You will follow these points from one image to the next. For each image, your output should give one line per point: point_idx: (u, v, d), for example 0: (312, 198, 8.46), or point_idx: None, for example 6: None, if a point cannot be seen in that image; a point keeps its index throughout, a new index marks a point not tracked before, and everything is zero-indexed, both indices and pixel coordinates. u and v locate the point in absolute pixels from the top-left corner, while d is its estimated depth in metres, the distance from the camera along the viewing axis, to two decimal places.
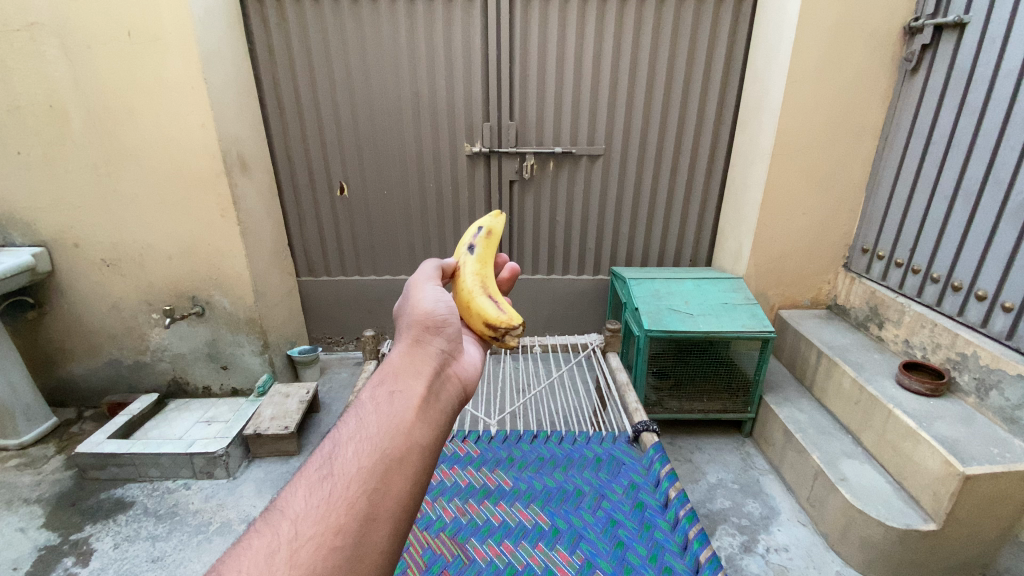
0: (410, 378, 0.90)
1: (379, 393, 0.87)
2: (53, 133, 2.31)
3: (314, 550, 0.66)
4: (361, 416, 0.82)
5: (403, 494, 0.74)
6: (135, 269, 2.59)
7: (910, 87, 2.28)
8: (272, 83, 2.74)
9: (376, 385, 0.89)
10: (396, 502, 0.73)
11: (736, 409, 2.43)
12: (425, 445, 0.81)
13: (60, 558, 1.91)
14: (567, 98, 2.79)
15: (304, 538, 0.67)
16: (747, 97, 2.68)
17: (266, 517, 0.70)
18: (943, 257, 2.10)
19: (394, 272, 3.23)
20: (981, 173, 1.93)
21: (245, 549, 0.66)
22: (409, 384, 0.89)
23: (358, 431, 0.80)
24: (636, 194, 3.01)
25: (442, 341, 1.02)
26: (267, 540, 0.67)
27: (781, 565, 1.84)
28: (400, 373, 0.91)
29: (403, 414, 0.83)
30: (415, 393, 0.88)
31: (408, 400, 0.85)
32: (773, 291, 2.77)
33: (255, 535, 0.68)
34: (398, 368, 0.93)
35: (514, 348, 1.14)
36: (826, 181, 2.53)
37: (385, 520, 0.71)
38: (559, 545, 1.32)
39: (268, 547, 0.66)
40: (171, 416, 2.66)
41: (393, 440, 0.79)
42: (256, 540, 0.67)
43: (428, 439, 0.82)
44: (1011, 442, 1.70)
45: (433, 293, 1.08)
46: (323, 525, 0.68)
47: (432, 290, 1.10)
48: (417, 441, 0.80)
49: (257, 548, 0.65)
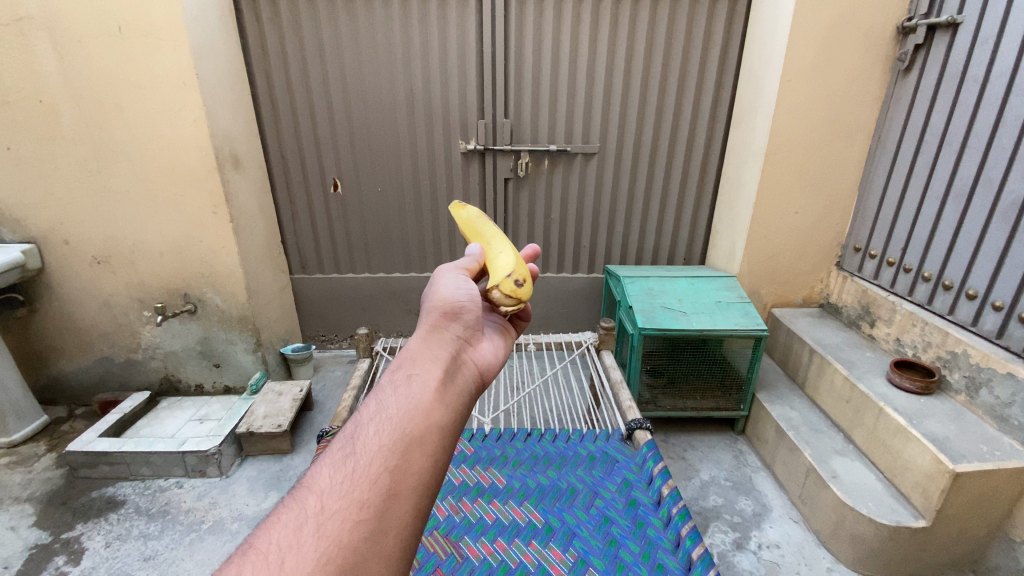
0: (428, 362, 0.86)
1: (398, 375, 0.83)
2: (42, 128, 2.29)
3: (339, 524, 0.64)
4: (381, 398, 0.79)
5: (424, 472, 0.71)
6: (126, 266, 2.57)
7: (902, 87, 2.29)
8: (265, 79, 2.72)
9: (395, 369, 0.85)
10: (418, 479, 0.70)
11: (729, 407, 2.45)
12: (445, 425, 0.77)
13: (51, 558, 1.89)
14: (561, 95, 2.78)
15: (330, 512, 0.65)
16: (741, 95, 2.68)
17: (294, 494, 0.69)
18: (934, 255, 2.11)
19: (389, 270, 3.22)
20: (973, 173, 1.94)
21: (275, 524, 0.65)
22: (427, 366, 0.85)
23: (379, 411, 0.77)
24: (631, 193, 3.01)
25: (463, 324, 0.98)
26: (295, 514, 0.66)
27: (773, 562, 1.85)
28: (420, 356, 0.88)
29: (422, 394, 0.79)
30: (433, 375, 0.84)
31: (428, 380, 0.82)
32: (766, 290, 2.78)
33: (284, 510, 0.67)
34: (417, 350, 0.89)
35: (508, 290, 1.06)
36: (819, 179, 2.54)
37: (408, 494, 0.68)
38: (552, 543, 1.32)
39: (296, 521, 0.65)
40: (163, 414, 2.65)
41: (413, 418, 0.75)
42: (285, 515, 0.66)
43: (449, 419, 0.79)
44: (1001, 439, 1.71)
45: (452, 280, 1.03)
46: (346, 500, 0.66)
47: (453, 277, 1.06)
48: (437, 421, 0.77)
49: (284, 523, 0.65)
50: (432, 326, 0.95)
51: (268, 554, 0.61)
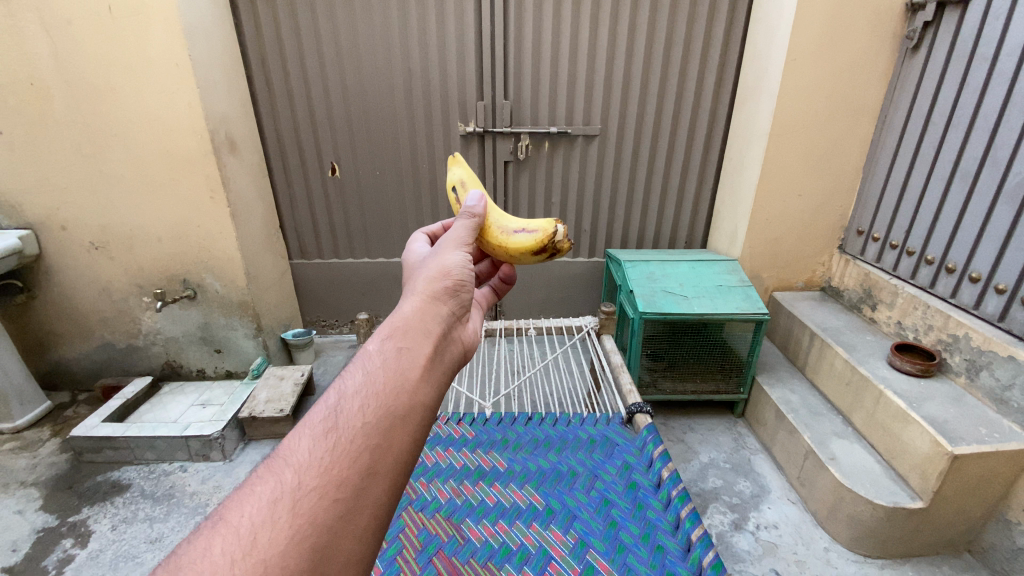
0: (420, 336, 0.83)
1: (387, 346, 0.80)
2: (35, 113, 2.26)
3: (315, 502, 0.62)
4: (367, 368, 0.76)
5: (403, 453, 0.71)
6: (125, 252, 2.56)
7: (910, 66, 2.24)
8: (260, 60, 2.67)
9: (384, 338, 0.82)
10: (397, 459, 0.70)
11: (729, 390, 2.46)
12: (428, 405, 0.77)
13: (58, 540, 1.92)
14: (562, 76, 2.73)
15: (306, 488, 0.63)
16: (745, 76, 2.63)
17: (269, 464, 0.66)
18: (939, 238, 2.10)
19: (388, 255, 3.21)
20: (979, 154, 1.91)
21: (248, 496, 0.63)
22: (418, 340, 0.82)
23: (364, 384, 0.74)
24: (632, 175, 2.97)
25: (460, 298, 0.95)
26: (269, 487, 0.63)
27: (771, 543, 1.87)
28: (412, 326, 0.84)
29: (410, 371, 0.77)
30: (422, 352, 0.81)
31: (417, 357, 0.79)
32: (768, 273, 2.77)
33: (258, 481, 0.64)
34: (411, 318, 0.85)
35: (569, 247, 1.22)
36: (823, 161, 2.51)
37: (385, 474, 0.68)
38: (552, 525, 1.32)
39: (270, 495, 0.62)
40: (167, 399, 2.67)
41: (398, 395, 0.74)
42: (259, 486, 0.64)
43: (432, 399, 0.78)
44: (1000, 422, 1.72)
45: (454, 256, 0.99)
46: (325, 477, 0.64)
47: (453, 248, 1.02)
48: (421, 401, 0.76)
49: (257, 495, 0.62)
50: (430, 294, 0.91)
51: (240, 528, 0.59)
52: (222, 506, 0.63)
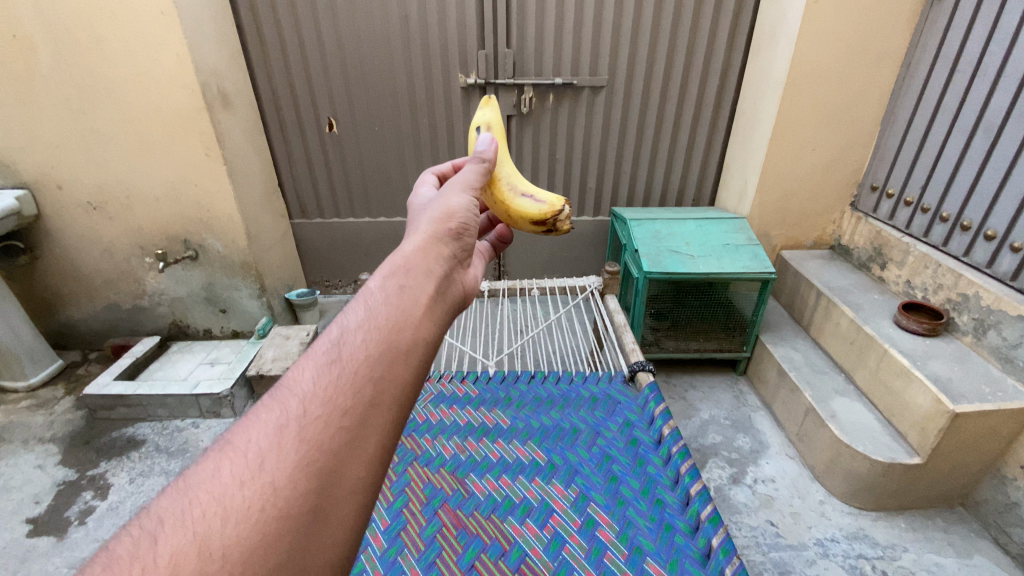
0: (423, 275, 0.80)
1: (390, 281, 0.76)
2: (19, 67, 2.17)
3: (321, 428, 0.59)
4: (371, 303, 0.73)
5: (409, 384, 0.68)
6: (124, 212, 2.53)
7: (939, 8, 2.10)
8: (249, 8, 2.54)
9: (387, 275, 0.78)
10: (403, 389, 0.67)
11: (732, 348, 2.46)
12: (433, 338, 0.73)
13: (79, 493, 2.00)
14: (568, 23, 2.58)
15: (312, 416, 0.60)
16: (763, 21, 2.48)
17: (273, 395, 0.63)
18: (956, 194, 2.03)
19: (389, 214, 3.16)
20: (1006, 104, 1.82)
21: (253, 423, 0.60)
22: (422, 278, 0.79)
23: (368, 318, 0.70)
24: (640, 129, 2.87)
25: (462, 240, 0.92)
26: (275, 414, 0.60)
27: (767, 495, 1.92)
28: (415, 263, 0.81)
29: (414, 307, 0.74)
30: (426, 290, 0.78)
31: (421, 293, 0.76)
32: (776, 231, 2.72)
33: (263, 410, 0.61)
34: (414, 256, 0.82)
35: (566, 232, 1.19)
36: (840, 113, 2.40)
37: (391, 403, 0.65)
38: (554, 479, 1.35)
39: (275, 421, 0.59)
40: (176, 358, 2.71)
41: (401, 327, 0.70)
42: (263, 416, 0.61)
43: (437, 333, 0.75)
44: (1004, 381, 1.72)
45: (457, 200, 0.96)
46: (330, 404, 0.61)
47: (456, 192, 0.98)
48: (425, 333, 0.73)
49: (262, 421, 0.59)
50: (433, 233, 0.88)
51: (245, 451, 0.56)
52: (227, 433, 0.60)
